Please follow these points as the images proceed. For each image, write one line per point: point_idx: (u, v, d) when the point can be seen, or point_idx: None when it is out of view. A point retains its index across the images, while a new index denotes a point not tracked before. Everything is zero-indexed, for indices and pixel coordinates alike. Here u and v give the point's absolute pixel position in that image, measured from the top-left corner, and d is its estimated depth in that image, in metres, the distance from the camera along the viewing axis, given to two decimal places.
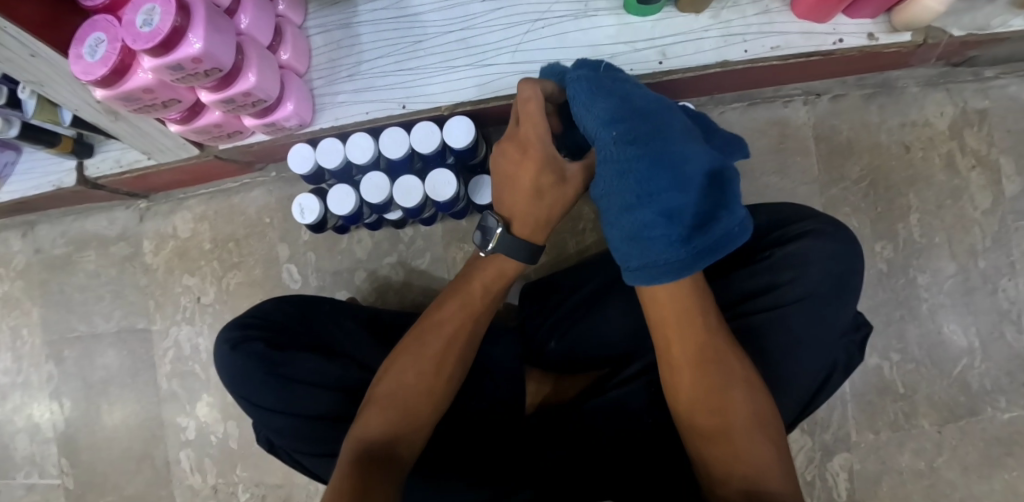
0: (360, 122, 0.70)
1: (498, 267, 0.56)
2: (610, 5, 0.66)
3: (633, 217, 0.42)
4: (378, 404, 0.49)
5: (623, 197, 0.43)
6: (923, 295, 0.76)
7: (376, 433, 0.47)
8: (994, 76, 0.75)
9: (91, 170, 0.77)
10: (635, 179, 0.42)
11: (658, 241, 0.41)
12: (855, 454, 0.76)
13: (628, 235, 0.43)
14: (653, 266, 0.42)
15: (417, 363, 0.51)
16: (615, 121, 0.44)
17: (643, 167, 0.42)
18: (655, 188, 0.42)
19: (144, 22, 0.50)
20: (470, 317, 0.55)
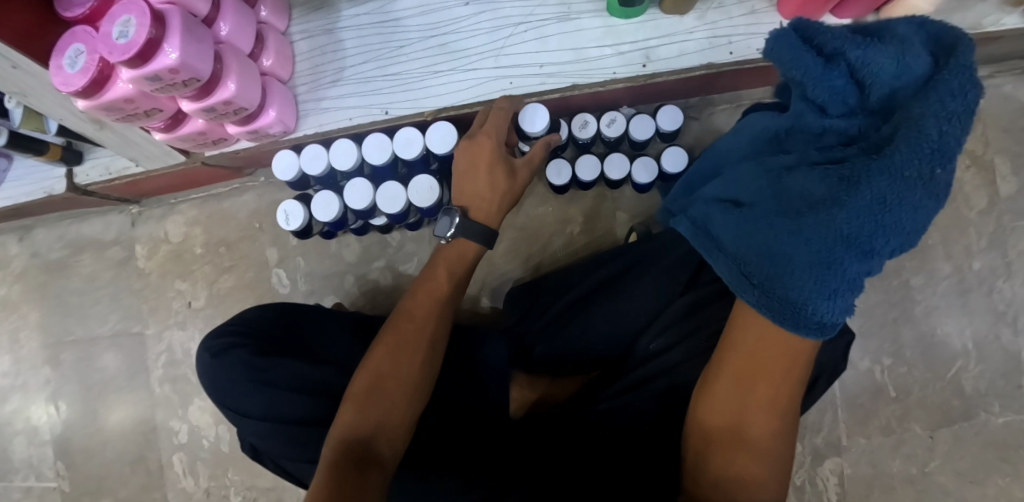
0: (344, 128, 0.70)
1: (459, 251, 0.60)
2: (594, 7, 0.66)
3: (819, 249, 0.34)
4: (355, 399, 0.50)
5: (842, 222, 0.33)
6: (916, 297, 0.74)
7: (354, 430, 0.48)
8: (990, 74, 0.74)
9: (81, 177, 0.77)
10: (887, 207, 0.32)
11: (835, 294, 0.35)
12: (846, 459, 0.75)
13: (802, 263, 0.35)
14: (803, 312, 0.36)
15: (393, 353, 0.53)
16: (936, 146, 0.31)
17: (915, 196, 0.32)
18: (876, 225, 0.32)
19: (120, 34, 0.50)
20: (437, 303, 0.57)
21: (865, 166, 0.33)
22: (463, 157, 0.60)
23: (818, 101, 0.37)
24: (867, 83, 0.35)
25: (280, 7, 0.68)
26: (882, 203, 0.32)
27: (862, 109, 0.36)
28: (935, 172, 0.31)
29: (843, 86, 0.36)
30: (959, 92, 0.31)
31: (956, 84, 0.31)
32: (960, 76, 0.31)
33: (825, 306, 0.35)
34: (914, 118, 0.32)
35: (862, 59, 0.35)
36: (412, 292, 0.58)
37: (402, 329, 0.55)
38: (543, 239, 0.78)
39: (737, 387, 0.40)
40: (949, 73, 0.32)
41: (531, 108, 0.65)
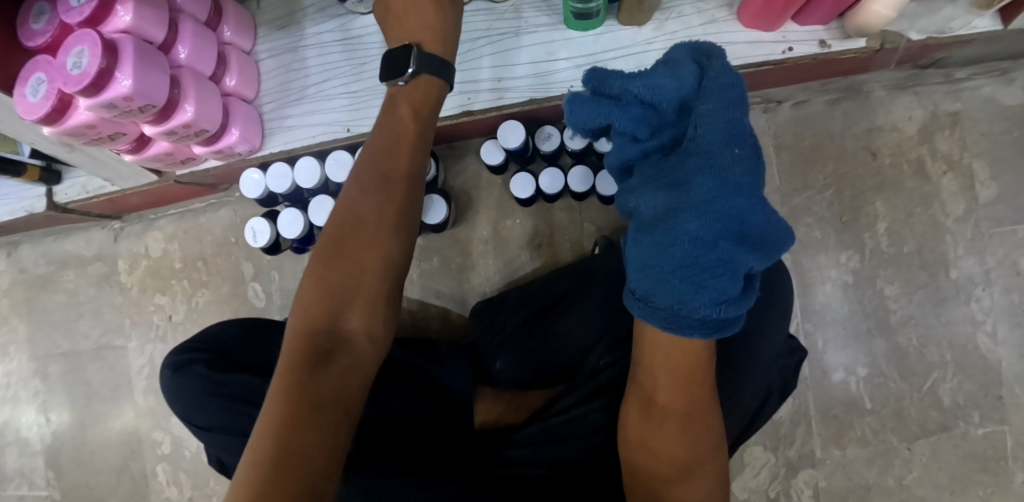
0: (307, 146, 0.71)
1: (399, 130, 0.50)
2: (551, 20, 0.65)
3: (683, 251, 0.37)
4: (317, 274, 0.44)
5: (691, 226, 0.37)
6: (891, 307, 0.73)
7: (318, 321, 0.42)
8: (966, 77, 0.72)
9: (60, 196, 0.79)
10: (711, 202, 0.36)
11: (710, 291, 0.37)
12: (821, 471, 0.74)
13: (671, 271, 0.38)
14: (687, 317, 0.38)
15: (355, 233, 0.45)
16: (727, 132, 0.37)
17: (737, 185, 0.36)
18: (708, 215, 0.36)
19: (73, 65, 0.52)
20: (398, 180, 0.48)
21: (682, 168, 0.37)
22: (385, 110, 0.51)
23: (627, 133, 0.42)
24: (658, 104, 0.40)
25: (244, 27, 0.69)
26: (714, 197, 0.36)
27: (667, 125, 0.41)
28: (735, 149, 0.37)
29: (641, 114, 0.41)
30: (725, 89, 0.37)
31: (723, 77, 0.37)
32: (722, 73, 0.38)
33: (706, 306, 0.37)
34: (704, 114, 0.37)
35: (647, 88, 0.40)
36: (368, 157, 0.49)
37: (360, 206, 0.46)
38: (513, 251, 0.78)
39: (648, 402, 0.44)
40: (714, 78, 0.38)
41: (504, 126, 0.68)
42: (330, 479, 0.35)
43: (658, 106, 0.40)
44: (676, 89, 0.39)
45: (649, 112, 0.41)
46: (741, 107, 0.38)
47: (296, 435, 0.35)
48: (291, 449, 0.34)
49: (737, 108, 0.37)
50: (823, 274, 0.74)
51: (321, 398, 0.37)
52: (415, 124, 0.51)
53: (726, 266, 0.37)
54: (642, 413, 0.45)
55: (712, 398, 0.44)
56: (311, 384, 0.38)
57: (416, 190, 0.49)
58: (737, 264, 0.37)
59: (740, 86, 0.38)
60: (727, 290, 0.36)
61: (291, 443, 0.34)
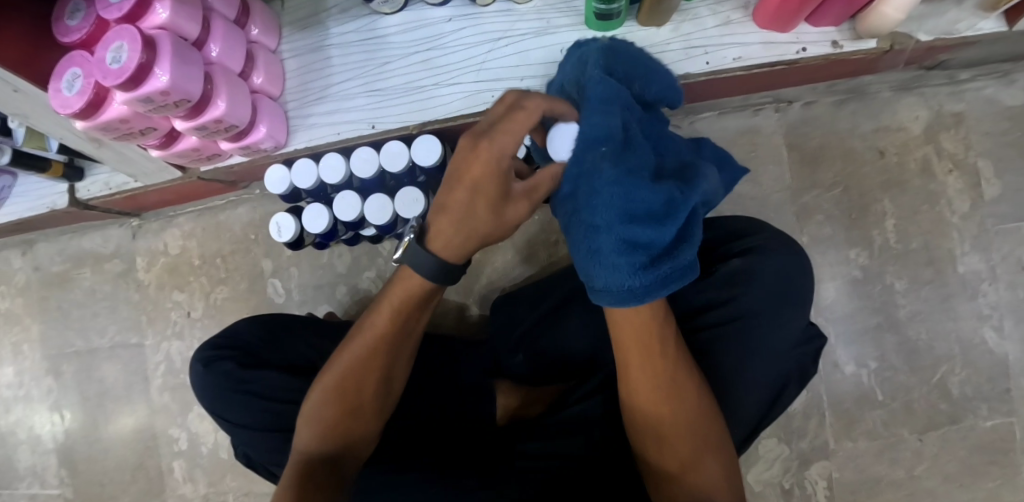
0: (332, 142, 0.72)
1: (471, 216, 0.43)
2: (571, 21, 0.67)
3: (593, 241, 0.40)
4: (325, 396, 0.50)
5: (596, 213, 0.40)
6: (900, 301, 0.75)
7: (318, 448, 0.48)
8: (970, 78, 0.74)
9: (81, 192, 0.80)
10: (603, 192, 0.40)
11: (619, 266, 0.39)
12: (833, 462, 0.75)
13: (592, 254, 0.41)
14: (612, 293, 0.40)
15: (352, 371, 0.50)
16: (598, 129, 0.41)
17: (614, 173, 0.40)
18: (604, 203, 0.40)
19: (113, 59, 0.53)
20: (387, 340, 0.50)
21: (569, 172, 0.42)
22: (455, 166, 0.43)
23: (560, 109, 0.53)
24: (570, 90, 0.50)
25: (269, 26, 0.71)
26: (597, 188, 0.40)
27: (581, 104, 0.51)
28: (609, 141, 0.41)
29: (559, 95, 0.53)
30: (597, 95, 0.43)
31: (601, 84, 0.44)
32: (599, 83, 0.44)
33: (621, 279, 0.39)
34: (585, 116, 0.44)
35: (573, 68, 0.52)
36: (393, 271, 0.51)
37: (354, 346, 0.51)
38: (530, 248, 0.80)
39: (630, 386, 0.45)
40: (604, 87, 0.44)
41: None
42: None
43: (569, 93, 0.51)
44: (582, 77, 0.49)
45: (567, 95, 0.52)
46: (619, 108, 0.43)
47: None
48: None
49: (608, 106, 0.42)
50: (834, 269, 0.76)
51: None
52: (484, 211, 0.42)
53: (627, 243, 0.39)
54: (629, 396, 0.45)
55: (678, 357, 0.44)
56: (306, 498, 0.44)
57: (410, 337, 0.52)
58: (638, 239, 0.39)
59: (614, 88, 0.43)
60: (633, 262, 0.39)
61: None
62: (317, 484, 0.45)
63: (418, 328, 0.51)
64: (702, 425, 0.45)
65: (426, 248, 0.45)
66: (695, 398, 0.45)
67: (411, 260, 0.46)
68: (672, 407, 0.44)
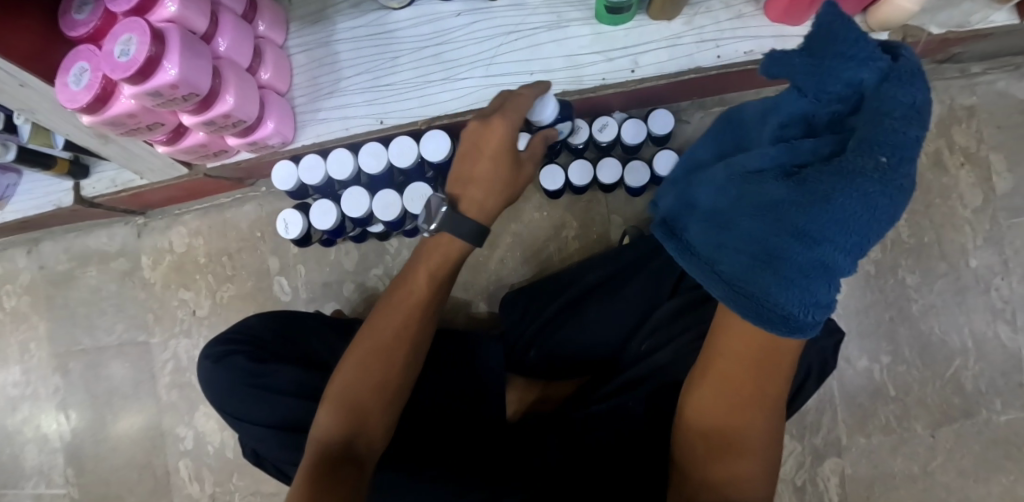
0: (340, 138, 0.72)
1: (494, 177, 0.53)
2: (582, 15, 0.67)
3: (772, 245, 0.34)
4: (347, 383, 0.49)
5: (790, 233, 0.33)
6: (913, 296, 0.74)
7: (332, 436, 0.47)
8: (981, 71, 0.74)
9: (87, 190, 0.79)
10: (828, 216, 0.31)
11: (792, 287, 0.34)
12: (846, 459, 0.75)
13: (760, 258, 0.35)
14: (765, 305, 0.36)
15: (378, 355, 0.50)
16: (890, 137, 0.29)
17: (833, 180, 0.30)
18: (835, 229, 0.31)
19: (121, 52, 0.52)
20: (418, 308, 0.53)
21: (821, 188, 0.31)
22: (471, 139, 0.54)
23: (805, 92, 0.34)
24: (835, 80, 0.32)
25: (277, 21, 0.70)
26: (830, 204, 0.30)
27: (838, 97, 0.33)
28: (881, 158, 0.29)
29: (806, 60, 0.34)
30: (815, 87, 0.33)
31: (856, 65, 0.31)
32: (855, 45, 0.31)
33: (792, 301, 0.34)
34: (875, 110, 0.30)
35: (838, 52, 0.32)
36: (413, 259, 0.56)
37: (380, 329, 0.52)
38: (538, 244, 0.79)
39: (730, 391, 0.42)
40: (888, 84, 0.30)
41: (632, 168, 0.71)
42: None
43: (830, 70, 0.32)
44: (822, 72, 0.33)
45: (816, 74, 0.33)
46: (912, 120, 0.30)
47: None
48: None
49: (907, 120, 0.29)
50: None
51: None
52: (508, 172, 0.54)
53: (824, 270, 0.33)
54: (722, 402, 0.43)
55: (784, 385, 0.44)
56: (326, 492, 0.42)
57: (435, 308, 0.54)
58: (833, 268, 0.32)
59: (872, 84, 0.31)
60: (819, 293, 0.33)
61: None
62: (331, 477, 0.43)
63: (442, 295, 0.55)
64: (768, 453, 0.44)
65: (461, 214, 0.53)
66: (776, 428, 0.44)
67: (451, 228, 0.52)
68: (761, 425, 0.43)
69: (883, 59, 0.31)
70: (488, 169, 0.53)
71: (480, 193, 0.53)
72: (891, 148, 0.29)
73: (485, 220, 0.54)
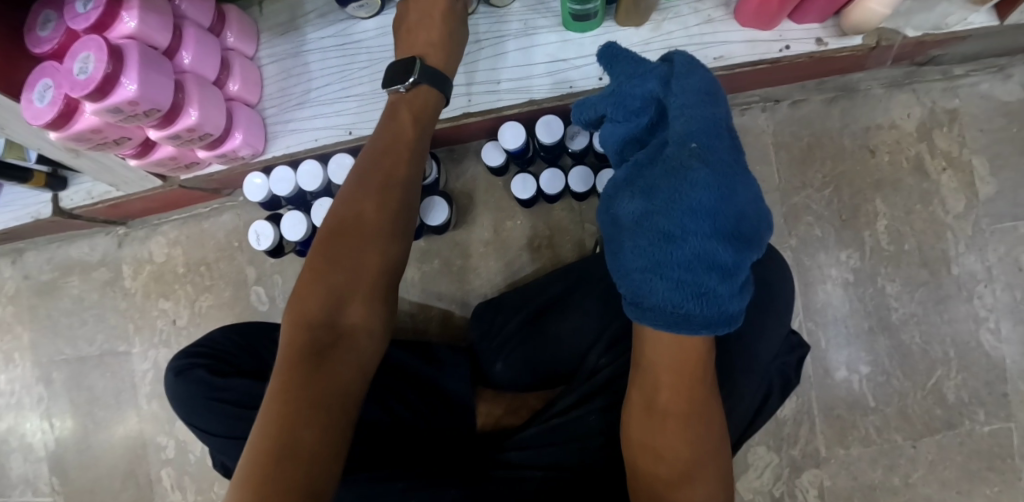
0: (309, 149, 0.72)
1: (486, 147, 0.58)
2: (549, 22, 0.66)
3: (660, 251, 0.41)
4: (313, 264, 0.45)
5: (663, 229, 0.41)
6: (893, 305, 0.73)
7: (317, 309, 0.42)
8: (964, 73, 0.72)
9: (64, 201, 0.79)
10: (684, 202, 0.40)
11: (685, 285, 0.39)
12: (825, 470, 0.74)
13: (651, 268, 0.41)
14: (665, 310, 0.40)
15: (350, 228, 0.46)
16: (697, 130, 0.42)
17: (672, 179, 0.42)
18: (699, 211, 0.40)
19: (80, 70, 0.52)
20: (387, 175, 0.50)
21: (670, 182, 0.41)
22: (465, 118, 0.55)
23: (618, 121, 0.49)
24: (635, 105, 0.48)
25: (246, 33, 0.70)
26: (681, 191, 0.41)
27: (643, 115, 0.48)
28: (692, 147, 0.42)
29: (619, 100, 0.48)
30: (630, 112, 0.48)
31: (639, 87, 0.47)
32: (635, 75, 0.49)
33: (683, 300, 0.39)
34: (675, 110, 0.44)
35: (636, 85, 0.48)
36: (379, 142, 0.52)
37: (355, 202, 0.48)
38: (512, 253, 0.79)
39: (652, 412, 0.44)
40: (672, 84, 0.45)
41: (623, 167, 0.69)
42: (329, 478, 0.35)
43: (632, 103, 0.48)
44: (634, 96, 0.47)
45: (622, 102, 0.48)
46: (702, 106, 0.44)
47: (303, 418, 0.35)
48: (296, 449, 0.34)
49: (700, 115, 0.43)
50: (824, 271, 0.74)
51: (328, 391, 0.38)
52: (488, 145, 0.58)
53: (709, 262, 0.40)
54: (654, 421, 0.44)
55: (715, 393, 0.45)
56: (301, 374, 0.38)
57: (410, 176, 0.51)
58: (717, 257, 0.40)
59: (661, 89, 0.46)
60: (710, 283, 0.39)
61: (294, 442, 0.34)
62: (306, 357, 0.39)
63: (411, 170, 0.51)
64: (721, 468, 0.44)
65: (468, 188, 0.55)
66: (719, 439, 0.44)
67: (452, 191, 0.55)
68: (696, 438, 0.43)
69: (659, 72, 0.48)
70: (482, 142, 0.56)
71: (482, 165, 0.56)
72: (696, 139, 0.42)
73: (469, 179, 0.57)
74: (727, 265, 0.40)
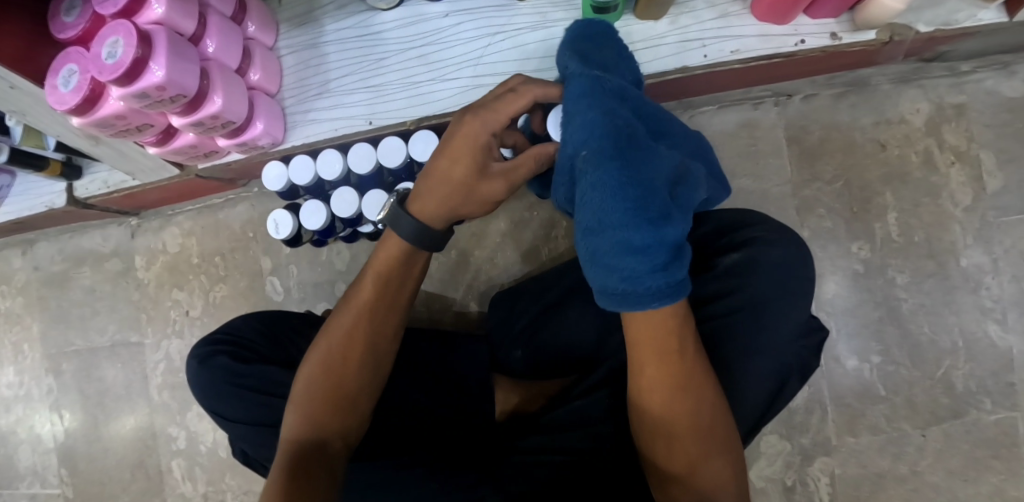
0: (329, 139, 0.72)
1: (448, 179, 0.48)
2: (567, 15, 0.67)
3: (593, 247, 0.41)
4: (307, 383, 0.50)
5: (591, 227, 0.41)
6: (902, 296, 0.74)
7: (301, 437, 0.48)
8: (971, 69, 0.74)
9: (80, 191, 0.79)
10: (593, 203, 0.41)
11: (618, 271, 0.40)
12: (835, 458, 0.75)
13: (592, 261, 0.42)
14: (612, 294, 0.41)
15: (340, 349, 0.50)
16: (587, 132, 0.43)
17: (583, 183, 0.42)
18: (608, 204, 0.40)
19: (108, 54, 0.52)
20: (383, 309, 0.52)
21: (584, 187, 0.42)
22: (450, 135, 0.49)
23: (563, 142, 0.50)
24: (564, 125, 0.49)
25: (266, 23, 0.71)
26: (591, 193, 0.41)
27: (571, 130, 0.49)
28: (584, 152, 0.43)
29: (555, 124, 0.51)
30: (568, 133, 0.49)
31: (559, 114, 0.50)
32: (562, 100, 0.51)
33: (620, 281, 0.40)
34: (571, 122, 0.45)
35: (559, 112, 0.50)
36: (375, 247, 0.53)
37: (344, 318, 0.52)
38: (527, 244, 0.79)
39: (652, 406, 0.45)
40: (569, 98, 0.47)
41: None
42: None
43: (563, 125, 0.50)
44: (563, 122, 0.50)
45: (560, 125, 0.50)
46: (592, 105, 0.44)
47: None
48: None
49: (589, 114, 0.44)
50: (834, 263, 0.76)
51: None
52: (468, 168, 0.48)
53: (626, 246, 0.39)
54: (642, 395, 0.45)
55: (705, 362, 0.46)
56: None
57: (394, 310, 0.53)
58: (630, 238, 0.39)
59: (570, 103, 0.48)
60: (632, 264, 0.39)
61: None
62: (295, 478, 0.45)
63: (403, 295, 0.53)
64: (719, 427, 0.45)
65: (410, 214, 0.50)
66: (711, 399, 0.45)
67: (395, 223, 0.50)
68: (692, 409, 0.44)
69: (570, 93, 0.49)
70: (438, 190, 0.49)
71: (434, 195, 0.49)
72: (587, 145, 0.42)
73: (433, 225, 0.50)
74: (642, 241, 0.39)
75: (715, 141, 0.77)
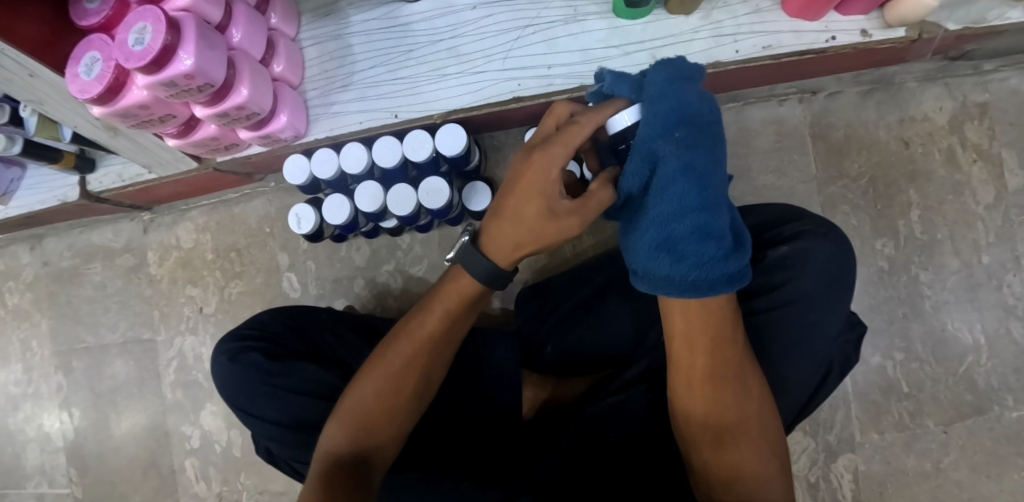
0: (354, 131, 0.71)
1: (518, 219, 0.45)
2: (599, 9, 0.66)
3: (659, 235, 0.40)
4: (362, 398, 0.49)
5: (664, 214, 0.39)
6: (926, 293, 0.75)
7: (345, 448, 0.47)
8: (994, 68, 0.74)
9: (94, 184, 0.77)
10: (672, 193, 0.38)
11: (688, 257, 0.38)
12: (859, 455, 0.75)
13: (659, 247, 0.40)
14: (676, 281, 0.39)
15: (398, 375, 0.50)
16: (671, 115, 0.38)
17: (666, 171, 0.38)
18: (697, 196, 0.38)
19: (136, 41, 0.51)
20: (441, 344, 0.52)
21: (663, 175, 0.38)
22: (514, 174, 0.45)
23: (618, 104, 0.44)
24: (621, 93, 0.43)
25: (290, 13, 0.69)
26: (669, 182, 0.38)
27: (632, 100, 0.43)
28: (672, 139, 0.38)
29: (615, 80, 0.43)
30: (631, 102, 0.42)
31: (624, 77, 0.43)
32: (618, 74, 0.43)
33: (689, 269, 0.39)
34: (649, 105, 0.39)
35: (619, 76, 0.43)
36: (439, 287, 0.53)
37: (404, 349, 0.51)
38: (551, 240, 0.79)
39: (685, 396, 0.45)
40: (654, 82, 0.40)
41: None
42: None
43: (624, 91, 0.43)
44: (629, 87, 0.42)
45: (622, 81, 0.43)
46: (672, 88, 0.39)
47: None
48: None
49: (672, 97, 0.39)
50: (859, 260, 0.76)
51: None
52: (533, 215, 0.44)
53: (699, 232, 0.38)
54: (685, 389, 0.45)
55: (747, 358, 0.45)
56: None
57: (451, 347, 0.53)
58: (708, 226, 0.38)
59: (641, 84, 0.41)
60: (707, 252, 0.38)
61: None
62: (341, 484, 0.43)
63: (462, 332, 0.53)
64: (763, 422, 0.44)
65: (482, 253, 0.48)
66: (756, 392, 0.44)
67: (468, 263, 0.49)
68: (729, 402, 0.43)
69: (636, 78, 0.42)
70: (512, 225, 0.46)
71: (508, 239, 0.46)
72: (676, 134, 0.38)
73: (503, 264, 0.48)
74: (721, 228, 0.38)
75: (740, 138, 0.77)
